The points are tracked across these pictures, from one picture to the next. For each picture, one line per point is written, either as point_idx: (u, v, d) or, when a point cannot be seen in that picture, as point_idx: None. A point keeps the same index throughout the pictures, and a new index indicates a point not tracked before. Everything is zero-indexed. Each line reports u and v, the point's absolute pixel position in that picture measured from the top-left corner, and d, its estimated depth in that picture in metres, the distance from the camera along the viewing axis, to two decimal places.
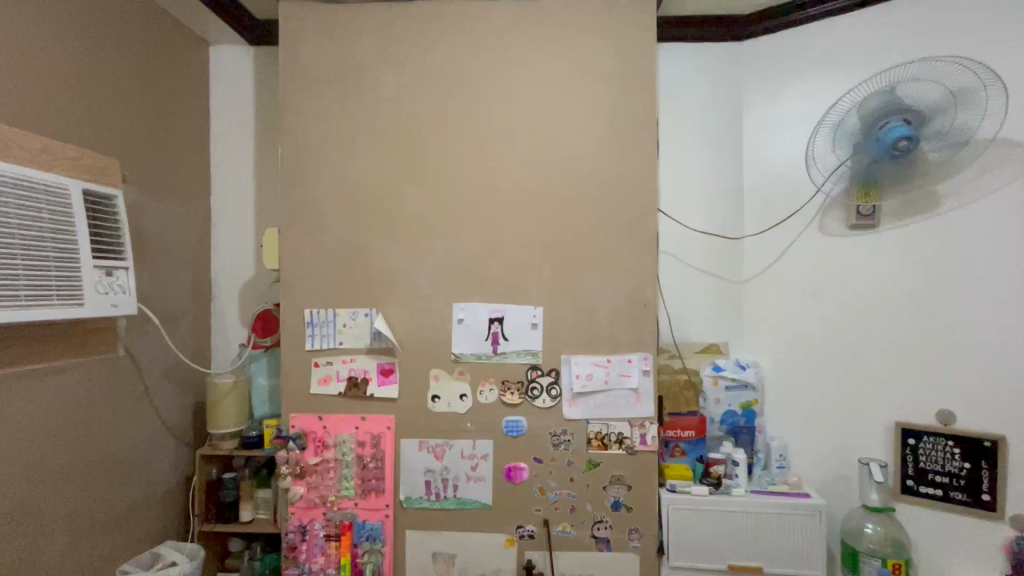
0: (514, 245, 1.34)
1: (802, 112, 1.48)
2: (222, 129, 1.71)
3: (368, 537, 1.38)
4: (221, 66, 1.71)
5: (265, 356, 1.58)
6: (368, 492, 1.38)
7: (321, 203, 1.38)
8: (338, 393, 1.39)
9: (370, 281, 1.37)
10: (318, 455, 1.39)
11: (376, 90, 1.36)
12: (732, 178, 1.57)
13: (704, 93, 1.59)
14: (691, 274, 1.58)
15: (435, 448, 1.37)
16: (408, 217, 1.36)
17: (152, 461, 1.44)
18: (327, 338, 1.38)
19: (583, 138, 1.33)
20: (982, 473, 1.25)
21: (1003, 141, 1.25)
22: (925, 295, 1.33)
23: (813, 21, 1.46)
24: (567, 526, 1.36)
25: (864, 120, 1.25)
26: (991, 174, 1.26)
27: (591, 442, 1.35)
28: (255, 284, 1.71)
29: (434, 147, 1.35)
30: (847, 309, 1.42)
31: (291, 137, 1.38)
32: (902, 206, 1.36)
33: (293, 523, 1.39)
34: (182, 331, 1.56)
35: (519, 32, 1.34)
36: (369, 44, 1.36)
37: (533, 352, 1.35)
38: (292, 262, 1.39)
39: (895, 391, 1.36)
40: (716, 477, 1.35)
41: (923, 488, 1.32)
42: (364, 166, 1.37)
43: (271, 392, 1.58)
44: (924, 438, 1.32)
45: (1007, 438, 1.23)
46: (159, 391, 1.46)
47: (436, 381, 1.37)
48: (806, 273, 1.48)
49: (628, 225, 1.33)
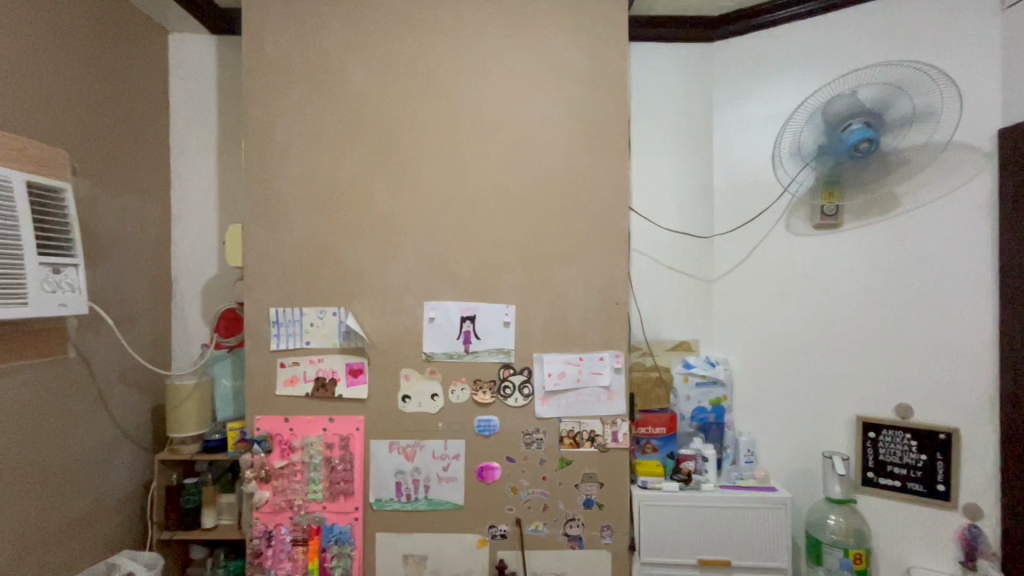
0: (485, 243, 1.33)
1: (769, 114, 1.50)
2: (183, 122, 1.64)
3: (337, 541, 1.35)
4: (182, 57, 1.64)
5: (229, 357, 1.50)
6: (337, 494, 1.35)
7: (287, 199, 1.34)
8: (305, 394, 1.35)
9: (338, 279, 1.34)
10: (284, 458, 1.35)
11: (344, 84, 1.33)
12: (702, 178, 1.58)
13: (675, 93, 1.59)
14: (661, 272, 1.59)
15: (406, 449, 1.35)
16: (377, 214, 1.33)
17: (107, 468, 1.37)
18: (294, 337, 1.35)
19: (556, 136, 1.33)
20: (937, 465, 1.30)
21: (957, 144, 1.31)
22: (884, 292, 1.37)
23: (780, 23, 1.49)
24: (539, 525, 1.35)
25: (828, 123, 1.28)
26: (947, 175, 1.31)
27: (563, 441, 1.35)
28: (219, 283, 1.65)
29: (404, 143, 1.32)
30: (811, 307, 1.45)
31: (255, 131, 1.33)
32: (862, 208, 1.40)
33: (258, 528, 1.35)
34: (140, 331, 1.49)
35: (491, 28, 1.32)
36: (335, 37, 1.33)
37: (505, 351, 1.34)
38: (257, 260, 1.34)
39: (858, 386, 1.40)
40: (687, 473, 1.37)
41: (883, 480, 1.36)
42: (331, 161, 1.33)
43: (235, 393, 1.51)
44: (883, 432, 1.36)
45: (960, 431, 1.29)
46: (113, 394, 1.39)
47: (407, 381, 1.35)
48: (772, 271, 1.50)
49: (602, 224, 1.33)
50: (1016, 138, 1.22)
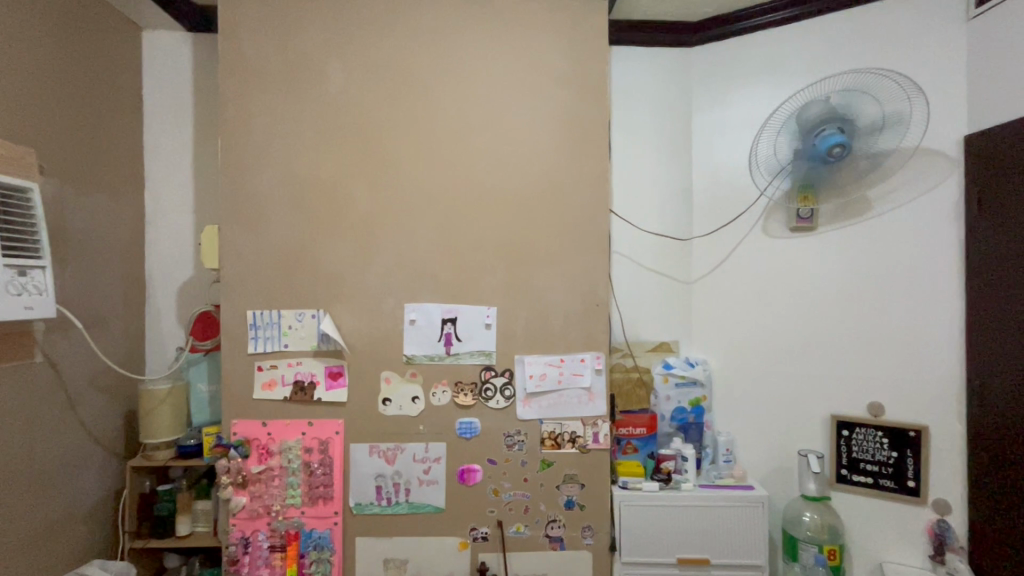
0: (465, 245, 1.33)
1: (746, 118, 1.53)
2: (158, 121, 1.60)
3: (315, 547, 1.33)
4: (156, 54, 1.60)
5: (205, 360, 1.47)
6: (316, 499, 1.33)
7: (265, 200, 1.32)
8: (283, 398, 1.33)
9: (317, 281, 1.32)
10: (262, 463, 1.33)
11: (323, 84, 1.31)
12: (682, 181, 1.60)
13: (655, 96, 1.61)
14: (642, 274, 1.60)
15: (386, 452, 1.34)
16: (357, 215, 1.32)
17: (77, 476, 1.33)
18: (272, 340, 1.33)
19: (537, 139, 1.33)
20: (907, 461, 1.34)
21: (926, 150, 1.35)
22: (858, 293, 1.40)
23: (756, 29, 1.52)
24: (521, 527, 1.35)
25: (803, 128, 1.30)
26: (917, 180, 1.35)
27: (545, 442, 1.35)
28: (195, 285, 1.62)
29: (384, 144, 1.32)
30: (788, 309, 1.48)
31: (232, 130, 1.31)
32: (837, 211, 1.43)
33: (234, 535, 1.33)
34: (112, 335, 1.46)
35: (471, 30, 1.32)
36: (314, 36, 1.31)
37: (487, 352, 1.34)
38: (233, 262, 1.32)
39: (833, 385, 1.43)
40: (666, 473, 1.39)
41: (856, 476, 1.39)
42: (310, 161, 1.31)
43: (211, 398, 1.48)
44: (856, 429, 1.39)
45: (929, 428, 1.33)
46: (83, 399, 1.36)
47: (387, 384, 1.34)
48: (749, 273, 1.53)
49: (583, 226, 1.34)
50: (980, 144, 1.26)
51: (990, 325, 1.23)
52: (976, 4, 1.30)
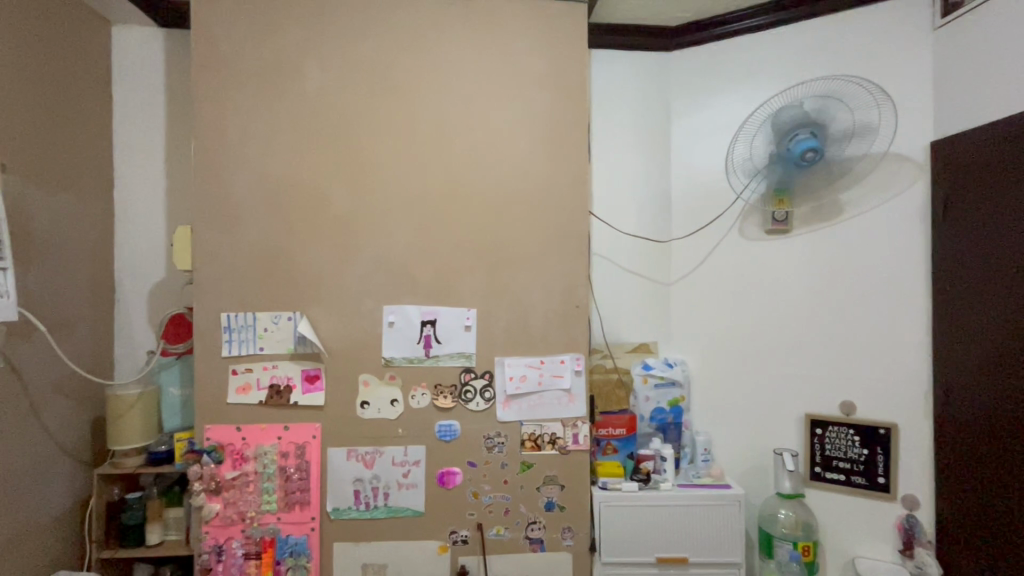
0: (444, 246, 1.32)
1: (723, 122, 1.55)
2: (128, 118, 1.56)
3: (292, 553, 1.31)
4: (127, 50, 1.56)
5: (177, 364, 1.43)
6: (292, 505, 1.31)
7: (239, 200, 1.29)
8: (258, 402, 1.31)
9: (293, 283, 1.30)
10: (236, 469, 1.31)
11: (299, 83, 1.29)
12: (660, 184, 1.62)
13: (635, 99, 1.62)
14: (622, 275, 1.61)
15: (365, 456, 1.32)
16: (335, 216, 1.30)
17: (41, 486, 1.28)
18: (246, 343, 1.30)
19: (517, 141, 1.33)
20: (877, 458, 1.38)
21: (895, 155, 1.39)
22: (830, 295, 1.44)
23: (732, 35, 1.55)
24: (501, 529, 1.35)
25: (777, 132, 1.33)
26: (886, 184, 1.39)
27: (525, 443, 1.35)
28: (168, 287, 1.58)
29: (362, 144, 1.30)
30: (764, 310, 1.51)
31: (205, 129, 1.29)
32: (810, 214, 1.46)
33: (207, 543, 1.30)
34: (78, 338, 1.41)
35: (450, 31, 1.32)
36: (290, 35, 1.29)
37: (466, 354, 1.33)
38: (206, 263, 1.29)
39: (806, 384, 1.46)
40: (646, 473, 1.40)
41: (829, 474, 1.42)
42: (286, 162, 1.29)
43: (184, 402, 1.43)
44: (829, 428, 1.42)
45: (898, 426, 1.37)
46: (47, 406, 1.31)
47: (365, 387, 1.32)
48: (726, 274, 1.55)
49: (562, 228, 1.35)
50: (945, 151, 1.31)
51: (955, 325, 1.28)
52: (942, 15, 1.34)
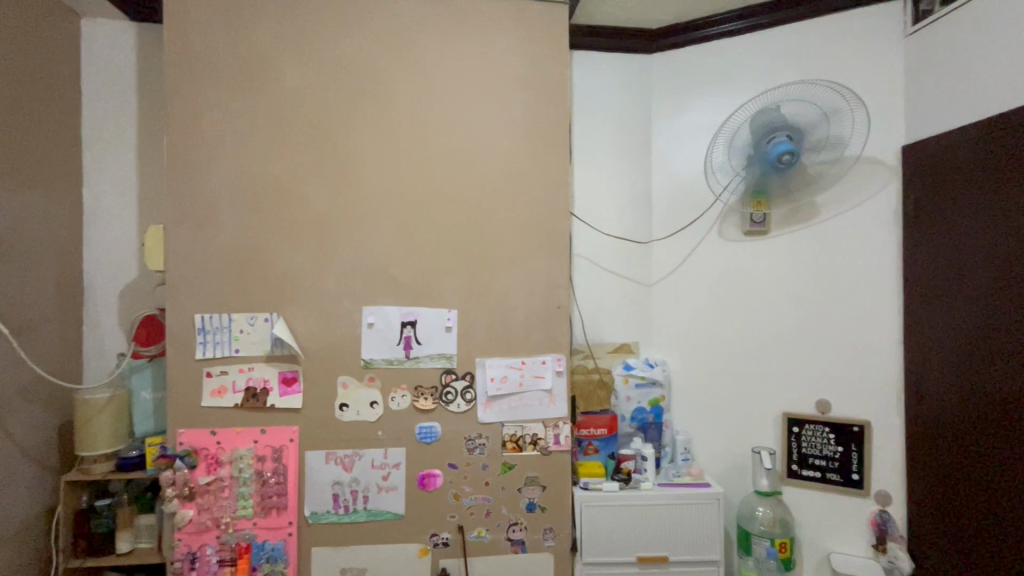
0: (425, 247, 1.31)
1: (703, 124, 1.57)
2: (99, 114, 1.52)
3: (268, 559, 1.29)
4: (97, 44, 1.51)
5: (150, 367, 1.39)
6: (269, 509, 1.29)
7: (214, 199, 1.26)
8: (234, 406, 1.28)
9: (270, 284, 1.28)
10: (210, 474, 1.28)
11: (276, 80, 1.27)
12: (641, 186, 1.63)
13: (616, 101, 1.63)
14: (603, 276, 1.62)
15: (344, 459, 1.31)
16: (313, 216, 1.28)
17: (5, 494, 1.24)
18: (221, 345, 1.27)
19: (498, 141, 1.33)
20: (851, 455, 1.40)
21: (868, 158, 1.43)
22: (806, 295, 1.46)
23: (712, 39, 1.56)
24: (482, 531, 1.34)
25: (755, 135, 1.35)
26: (859, 187, 1.42)
27: (506, 445, 1.35)
28: (141, 287, 1.54)
29: (341, 143, 1.28)
30: (742, 310, 1.53)
31: (178, 126, 1.25)
32: (787, 216, 1.49)
33: (180, 550, 1.26)
34: (44, 341, 1.36)
35: (431, 30, 1.31)
36: (266, 31, 1.27)
37: (447, 356, 1.32)
38: (179, 263, 1.26)
39: (784, 383, 1.48)
40: (626, 473, 1.40)
41: (806, 471, 1.45)
42: (262, 160, 1.27)
43: (156, 406, 1.39)
44: (806, 426, 1.45)
45: (871, 423, 1.40)
46: (10, 411, 1.26)
47: (344, 389, 1.31)
48: (706, 275, 1.57)
49: (544, 229, 1.35)
50: (915, 156, 1.34)
51: (925, 324, 1.31)
52: (913, 22, 1.37)
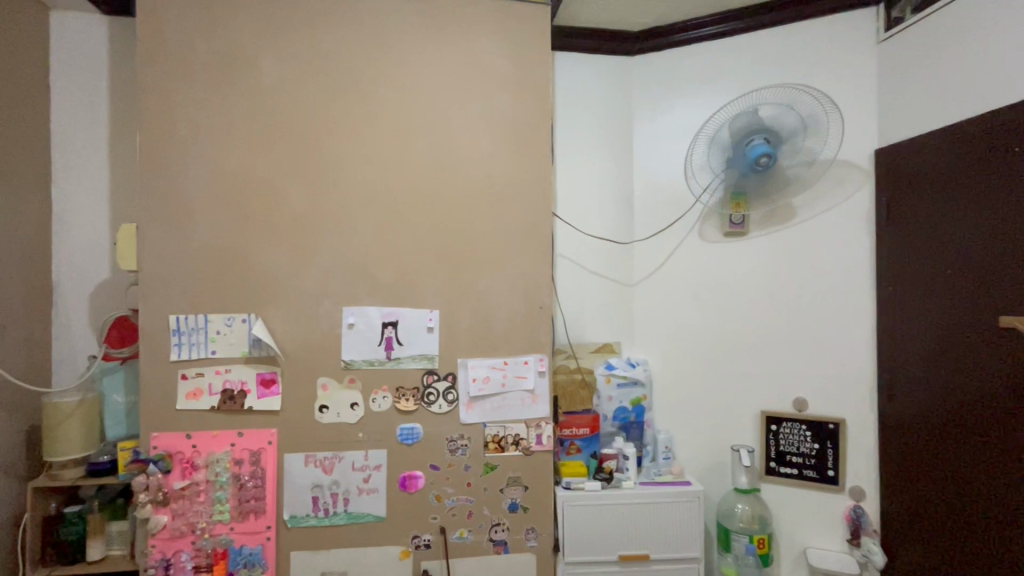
0: (406, 247, 1.30)
1: (684, 126, 1.59)
2: (68, 109, 1.47)
3: (246, 564, 1.26)
4: (67, 37, 1.47)
5: (122, 369, 1.36)
6: (246, 514, 1.26)
7: (189, 197, 1.24)
8: (210, 408, 1.26)
9: (247, 284, 1.26)
10: (186, 478, 1.25)
11: (253, 77, 1.25)
12: (624, 186, 1.64)
13: (599, 102, 1.64)
14: (586, 276, 1.63)
15: (324, 461, 1.29)
16: (291, 215, 1.26)
17: None
18: (197, 346, 1.25)
19: (480, 140, 1.33)
20: (827, 452, 1.43)
21: (843, 161, 1.46)
22: (783, 295, 1.49)
23: (692, 42, 1.59)
24: (464, 532, 1.34)
25: (734, 137, 1.37)
26: (835, 189, 1.46)
27: (488, 445, 1.34)
28: (113, 287, 1.50)
29: (320, 141, 1.27)
30: (722, 309, 1.55)
31: (151, 122, 1.23)
32: (765, 217, 1.51)
33: (154, 557, 1.24)
34: (10, 343, 1.32)
35: (412, 28, 1.30)
36: (244, 26, 1.25)
37: (429, 356, 1.32)
38: (153, 263, 1.23)
39: (762, 382, 1.51)
40: (608, 472, 1.42)
41: (783, 468, 1.47)
42: (239, 157, 1.25)
43: (128, 411, 1.35)
44: (783, 424, 1.48)
45: (846, 420, 1.43)
46: None
47: (324, 391, 1.29)
48: (687, 275, 1.59)
49: (526, 228, 1.35)
50: (886, 159, 1.38)
51: (897, 324, 1.34)
52: (885, 28, 1.41)
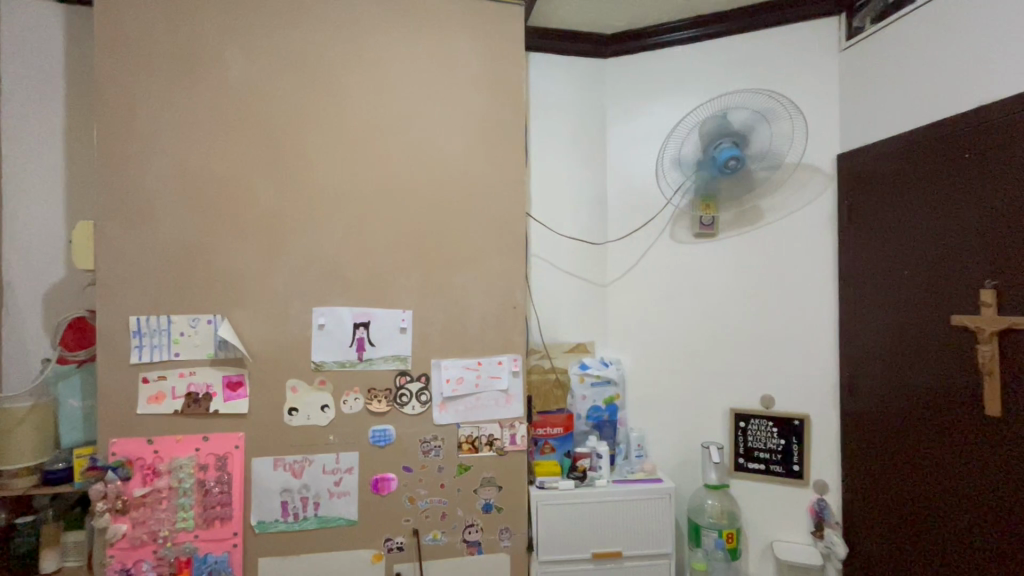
0: (377, 246, 1.29)
1: (656, 129, 1.62)
2: (21, 101, 1.41)
3: (211, 572, 1.23)
4: (19, 26, 1.41)
5: (78, 373, 1.31)
6: (211, 521, 1.23)
7: (149, 194, 1.20)
8: (173, 412, 1.22)
9: (212, 284, 1.22)
10: (146, 485, 1.21)
11: (218, 71, 1.22)
12: (597, 187, 1.66)
13: (573, 103, 1.65)
14: (560, 276, 1.64)
15: (293, 465, 1.27)
16: (258, 213, 1.24)
17: None
18: (159, 349, 1.21)
19: (453, 140, 1.32)
20: (793, 447, 1.48)
21: (807, 165, 1.51)
22: (751, 295, 1.53)
23: (663, 47, 1.62)
24: (438, 534, 1.33)
25: (703, 140, 1.40)
26: (800, 192, 1.50)
27: (462, 446, 1.34)
28: (69, 288, 1.44)
29: (288, 138, 1.25)
30: (692, 309, 1.58)
31: (109, 116, 1.18)
32: (734, 219, 1.55)
33: (113, 567, 1.19)
34: None
35: (383, 25, 1.29)
36: (208, 19, 1.22)
37: (401, 357, 1.30)
38: (111, 263, 1.19)
39: (731, 379, 1.54)
40: (581, 471, 1.43)
41: (751, 464, 1.51)
42: (203, 154, 1.22)
43: (86, 416, 1.31)
44: (751, 421, 1.52)
45: (810, 416, 1.48)
46: None
47: (294, 393, 1.26)
48: (659, 275, 1.61)
49: (499, 228, 1.35)
50: (846, 163, 1.44)
51: (857, 322, 1.39)
52: (846, 37, 1.46)
